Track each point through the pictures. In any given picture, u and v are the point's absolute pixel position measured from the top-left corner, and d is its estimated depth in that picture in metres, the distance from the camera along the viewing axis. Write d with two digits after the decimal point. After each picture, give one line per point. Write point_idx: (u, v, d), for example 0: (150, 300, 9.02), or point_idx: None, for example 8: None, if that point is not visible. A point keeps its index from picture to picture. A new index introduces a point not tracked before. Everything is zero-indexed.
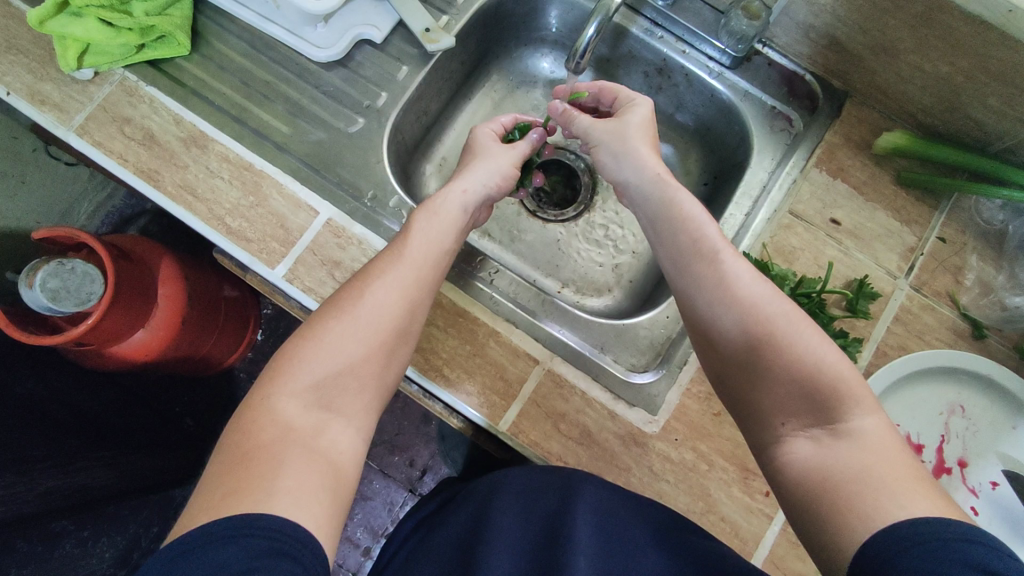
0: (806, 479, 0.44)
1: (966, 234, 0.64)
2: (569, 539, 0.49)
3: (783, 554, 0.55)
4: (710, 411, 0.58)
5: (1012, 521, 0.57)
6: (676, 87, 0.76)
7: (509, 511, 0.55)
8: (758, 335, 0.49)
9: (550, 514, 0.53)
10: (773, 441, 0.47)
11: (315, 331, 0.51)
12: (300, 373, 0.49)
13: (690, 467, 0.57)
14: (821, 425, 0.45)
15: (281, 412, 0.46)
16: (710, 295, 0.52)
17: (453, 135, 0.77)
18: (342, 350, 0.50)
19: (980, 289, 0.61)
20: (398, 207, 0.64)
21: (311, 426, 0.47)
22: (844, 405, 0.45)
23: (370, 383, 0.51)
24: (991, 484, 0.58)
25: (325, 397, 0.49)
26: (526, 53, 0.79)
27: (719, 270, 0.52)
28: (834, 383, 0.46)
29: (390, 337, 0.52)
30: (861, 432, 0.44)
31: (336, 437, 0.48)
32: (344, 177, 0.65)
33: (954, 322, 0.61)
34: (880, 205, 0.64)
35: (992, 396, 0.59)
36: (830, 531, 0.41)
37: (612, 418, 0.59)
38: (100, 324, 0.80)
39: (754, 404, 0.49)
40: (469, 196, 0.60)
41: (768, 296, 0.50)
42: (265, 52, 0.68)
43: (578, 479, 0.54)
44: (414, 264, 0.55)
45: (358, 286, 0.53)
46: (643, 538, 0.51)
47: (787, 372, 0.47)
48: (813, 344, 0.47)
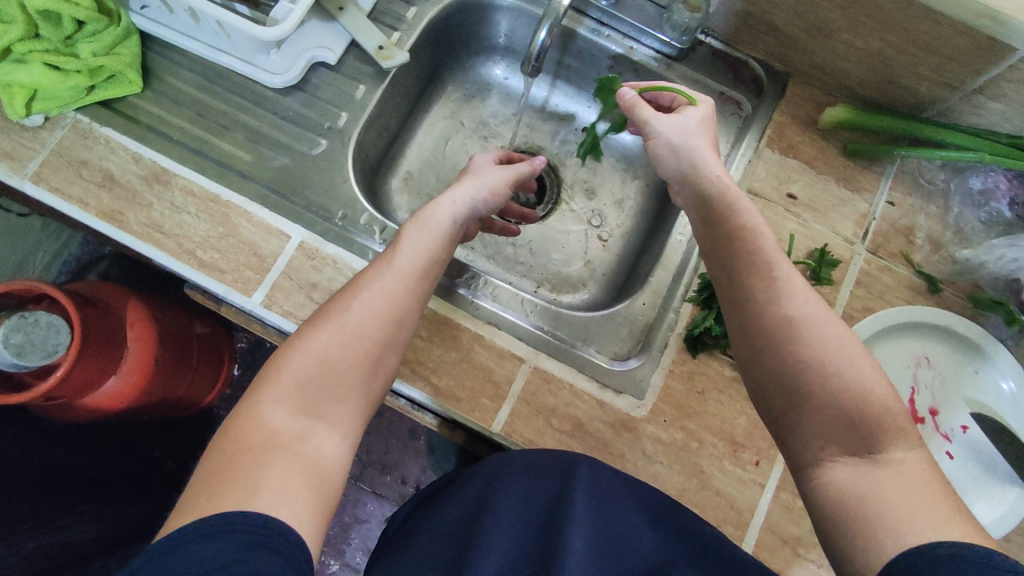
0: (840, 493, 0.46)
1: (913, 196, 0.67)
2: (566, 525, 0.51)
3: (777, 518, 0.58)
4: (694, 389, 0.61)
5: (983, 461, 0.60)
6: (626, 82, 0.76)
7: (512, 496, 0.55)
8: (802, 344, 0.48)
9: (551, 498, 0.54)
10: (814, 464, 0.48)
11: (303, 339, 0.51)
12: (287, 379, 0.49)
13: (681, 446, 0.59)
14: (860, 453, 0.46)
15: (267, 416, 0.47)
16: (761, 308, 0.50)
17: (416, 148, 0.78)
18: (327, 357, 0.50)
19: (931, 247, 0.65)
20: (370, 223, 0.64)
21: (296, 431, 0.47)
22: (887, 435, 0.46)
23: (354, 391, 0.51)
24: (962, 428, 0.61)
25: (310, 404, 0.49)
26: (479, 62, 0.80)
27: (773, 284, 0.50)
28: (879, 415, 0.46)
29: (375, 341, 0.52)
30: (901, 462, 0.45)
31: (321, 443, 0.48)
32: (312, 199, 0.64)
33: (911, 280, 0.64)
34: (831, 176, 0.68)
35: (953, 346, 0.63)
36: (852, 540, 0.44)
37: (601, 407, 0.60)
38: (70, 375, 0.79)
39: (794, 428, 0.49)
40: (459, 207, 0.59)
41: (821, 318, 0.49)
42: (218, 82, 0.67)
43: (578, 460, 0.56)
44: (402, 276, 0.54)
45: (344, 296, 0.53)
46: (638, 520, 0.54)
47: (835, 401, 0.47)
48: (864, 375, 0.48)
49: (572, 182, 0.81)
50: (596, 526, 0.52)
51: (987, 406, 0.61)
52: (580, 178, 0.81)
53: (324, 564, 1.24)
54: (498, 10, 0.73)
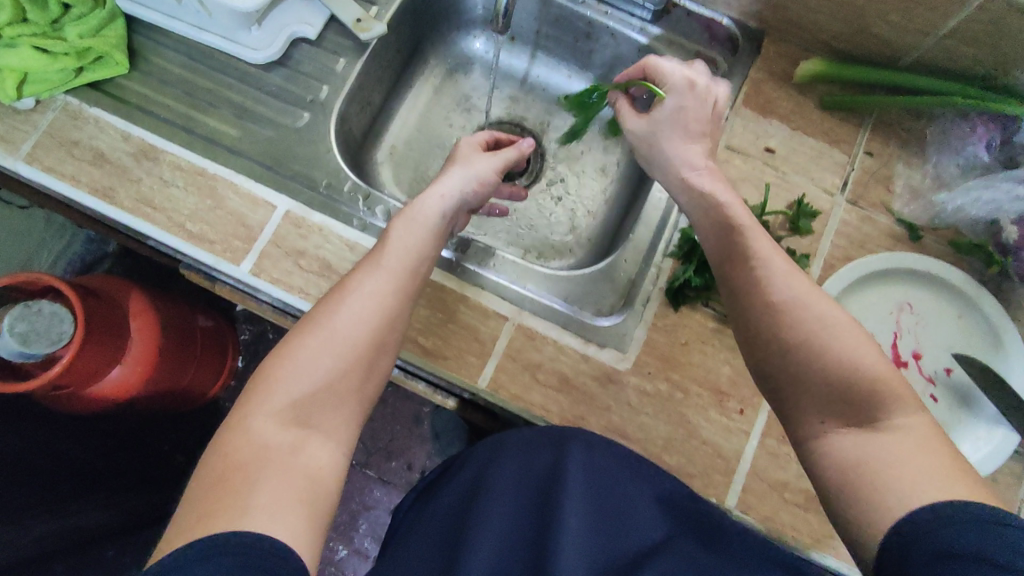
0: (841, 463, 0.44)
1: (891, 146, 0.68)
2: (561, 495, 0.52)
3: (765, 465, 0.59)
4: (677, 341, 0.61)
5: (968, 401, 0.61)
6: (604, 49, 0.77)
7: (510, 471, 0.57)
8: (794, 324, 0.47)
9: (544, 473, 0.55)
10: (817, 438, 0.46)
11: (290, 349, 0.50)
12: (276, 393, 0.47)
13: (667, 397, 0.60)
14: (861, 424, 0.44)
15: (256, 432, 0.45)
16: (752, 297, 0.49)
17: (400, 122, 0.79)
18: (317, 365, 0.49)
19: (909, 194, 0.66)
20: (354, 191, 0.65)
21: (288, 443, 0.46)
22: (888, 403, 0.44)
23: (348, 396, 0.50)
24: (945, 370, 0.62)
25: (303, 415, 0.48)
26: (459, 37, 0.81)
27: (761, 270, 0.50)
28: (878, 385, 0.44)
29: (365, 347, 0.51)
30: (906, 429, 0.43)
31: (314, 454, 0.47)
32: (297, 170, 0.66)
33: (891, 228, 0.65)
34: (809, 130, 0.68)
35: (933, 291, 0.64)
36: (857, 512, 0.42)
37: (586, 361, 0.61)
38: (75, 362, 0.81)
39: (790, 405, 0.48)
40: (448, 201, 0.60)
41: (812, 295, 0.48)
42: (204, 62, 0.69)
43: (569, 435, 0.55)
44: (392, 276, 0.54)
45: (331, 302, 0.52)
46: (636, 491, 0.54)
47: (832, 376, 0.45)
48: (864, 348, 0.45)
49: (555, 150, 0.82)
50: (588, 496, 0.53)
51: (969, 347, 0.62)
52: (563, 146, 0.82)
53: (333, 551, 1.24)
54: None
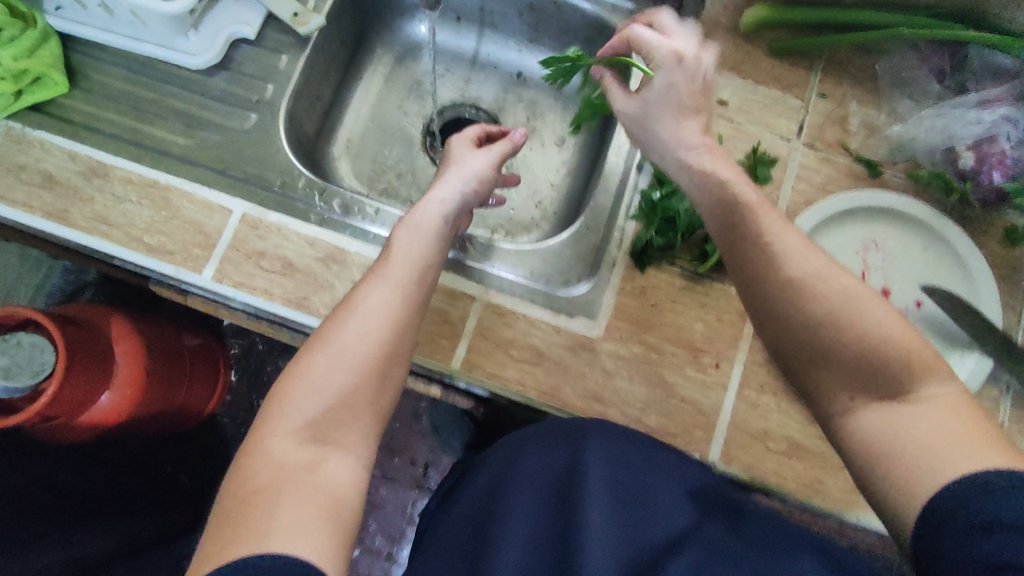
0: (868, 441, 0.44)
1: (844, 85, 0.67)
2: (582, 490, 0.52)
3: (745, 416, 0.59)
4: (647, 303, 0.61)
5: (941, 331, 0.61)
6: (550, 18, 0.74)
7: (529, 466, 0.57)
8: (816, 301, 0.46)
9: (562, 468, 0.55)
10: (842, 418, 0.46)
11: (302, 367, 0.50)
12: (291, 413, 0.47)
13: (642, 359, 0.60)
14: (889, 397, 0.44)
15: (274, 452, 0.45)
16: (769, 276, 0.48)
17: (353, 115, 0.78)
18: (330, 381, 0.49)
19: (865, 132, 0.66)
20: (310, 186, 0.65)
21: (306, 462, 0.46)
22: (913, 375, 0.44)
23: (364, 410, 0.50)
24: (916, 304, 0.62)
25: (319, 432, 0.47)
26: (404, 23, 0.80)
27: (777, 248, 0.48)
28: (904, 357, 0.44)
29: (375, 361, 0.51)
30: (935, 399, 0.43)
31: (334, 471, 0.46)
32: (250, 172, 0.65)
33: (851, 167, 0.65)
34: (760, 78, 0.68)
35: (897, 226, 0.63)
36: (894, 485, 0.42)
37: (557, 332, 0.60)
38: (60, 392, 0.81)
39: (815, 384, 0.47)
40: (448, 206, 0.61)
41: (830, 271, 0.47)
42: (145, 73, 0.68)
43: (586, 427, 0.55)
44: (397, 285, 0.54)
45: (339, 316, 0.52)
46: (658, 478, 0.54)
47: (858, 351, 0.45)
48: (885, 321, 0.45)
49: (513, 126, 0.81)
50: (610, 487, 0.52)
51: (937, 278, 0.62)
52: (520, 123, 0.81)
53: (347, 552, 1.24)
54: None
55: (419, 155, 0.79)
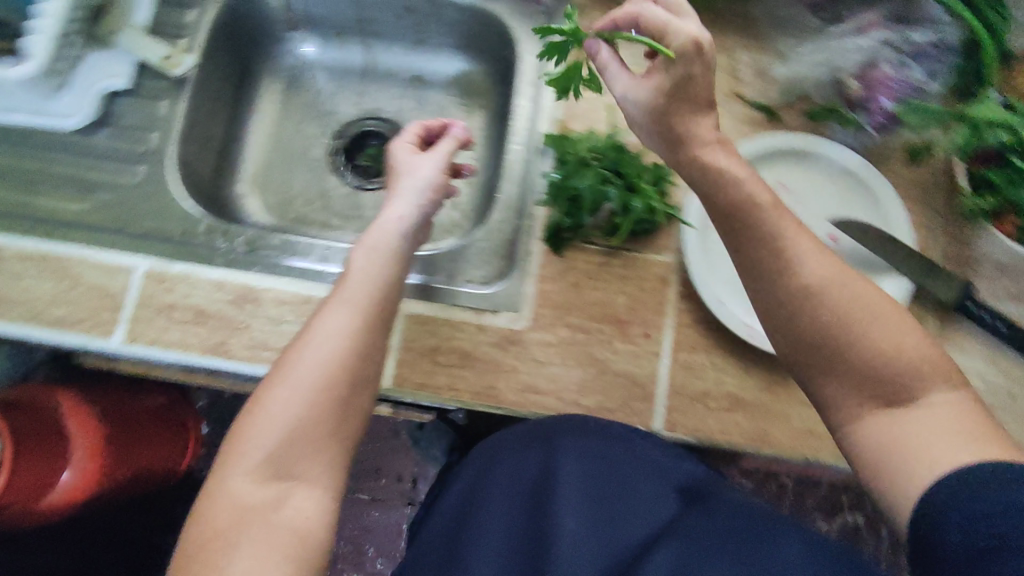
0: (870, 445, 0.45)
1: (729, 34, 0.67)
2: (554, 493, 0.57)
3: (681, 379, 0.59)
4: (567, 285, 0.61)
5: (861, 262, 0.61)
6: (431, 17, 0.74)
7: (503, 471, 0.61)
8: (823, 311, 0.46)
9: (536, 474, 0.59)
10: (848, 422, 0.46)
11: (262, 400, 0.48)
12: (250, 450, 0.46)
13: (571, 341, 0.59)
14: (894, 403, 0.45)
15: (234, 492, 0.45)
16: (781, 282, 0.47)
17: (251, 148, 0.76)
18: (291, 415, 0.47)
19: (756, 77, 0.65)
20: (210, 227, 0.64)
21: (268, 500, 0.46)
22: (916, 381, 0.45)
23: (330, 441, 0.49)
24: (831, 239, 0.62)
25: (282, 468, 0.47)
26: (285, 46, 0.79)
27: (785, 253, 0.47)
28: (907, 363, 0.45)
29: (338, 392, 0.49)
30: (937, 404, 0.44)
31: (299, 505, 0.47)
32: (149, 226, 0.63)
33: (748, 114, 0.65)
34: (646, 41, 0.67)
35: (801, 166, 0.64)
36: (893, 487, 0.44)
37: (482, 330, 0.60)
38: (12, 482, 0.74)
39: (818, 389, 0.47)
40: (406, 220, 0.58)
41: (837, 275, 0.47)
42: (21, 142, 0.65)
43: (557, 429, 0.58)
44: (354, 309, 0.52)
45: (297, 346, 0.50)
46: (631, 472, 0.58)
47: (861, 359, 0.45)
48: (890, 329, 0.46)
49: None
50: (581, 488, 0.57)
51: (846, 210, 0.62)
52: None
53: None
54: None
55: (328, 177, 0.77)
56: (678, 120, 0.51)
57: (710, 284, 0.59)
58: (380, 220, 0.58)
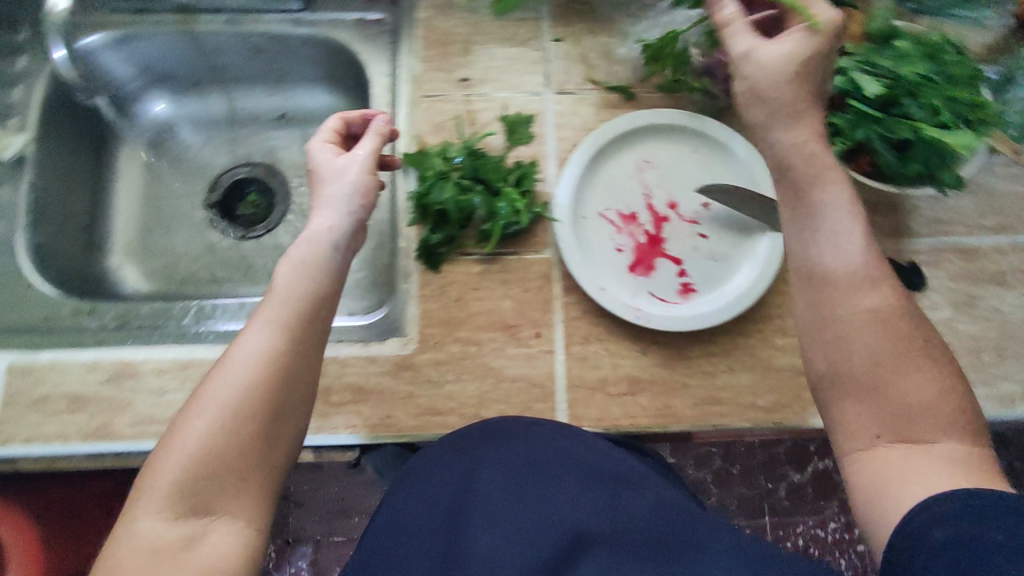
0: (871, 465, 0.42)
1: (573, 23, 0.67)
2: (472, 505, 0.53)
3: (577, 372, 0.59)
4: (451, 300, 0.60)
5: (730, 224, 0.62)
6: (281, 52, 0.72)
7: (418, 496, 0.55)
8: (880, 340, 0.43)
9: (454, 493, 0.54)
10: (858, 450, 0.43)
11: (179, 429, 0.42)
12: (163, 483, 0.41)
13: (463, 355, 0.59)
14: (910, 443, 0.41)
15: (141, 531, 0.40)
16: (844, 293, 0.44)
17: (122, 216, 0.74)
18: (210, 444, 0.42)
19: (606, 61, 0.66)
20: (75, 309, 0.62)
21: (181, 538, 0.40)
22: (938, 424, 0.41)
23: (254, 469, 0.43)
24: (703, 207, 0.63)
25: (199, 500, 0.41)
26: (140, 105, 0.76)
27: (844, 263, 0.44)
28: (939, 407, 0.42)
29: (264, 414, 0.44)
30: (944, 450, 0.41)
31: (218, 541, 0.41)
32: (8, 319, 0.60)
33: (604, 98, 0.65)
34: (494, 42, 0.66)
35: (664, 141, 0.64)
36: (879, 505, 0.41)
37: (373, 361, 0.59)
38: None
39: (838, 409, 0.44)
40: (336, 230, 0.51)
41: (893, 307, 0.44)
42: None
43: (477, 440, 0.55)
44: (279, 328, 0.46)
45: (219, 369, 0.45)
46: (557, 472, 0.54)
47: (896, 390, 0.42)
48: (925, 375, 0.42)
49: (293, 167, 0.77)
50: (500, 497, 0.53)
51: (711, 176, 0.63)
52: (299, 163, 0.77)
53: None
54: (104, 49, 0.68)
55: (210, 232, 0.75)
56: (802, 88, 0.47)
57: (591, 273, 0.59)
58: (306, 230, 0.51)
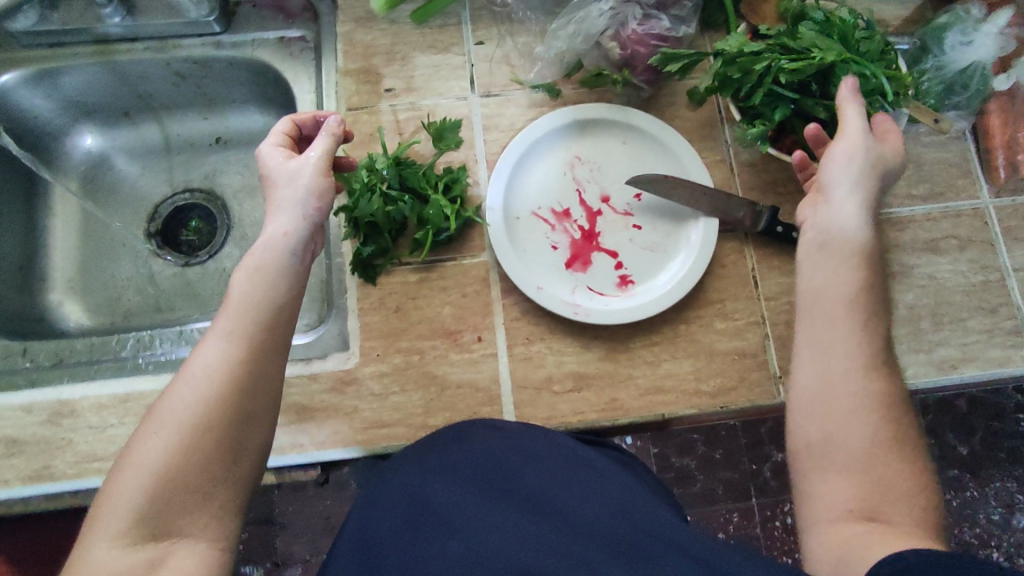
0: (832, 544, 0.39)
1: (494, 27, 0.67)
2: (429, 521, 0.42)
3: (521, 373, 0.59)
4: (390, 311, 0.60)
5: (664, 212, 0.63)
6: (205, 75, 0.71)
7: (358, 526, 0.44)
8: (862, 408, 0.42)
9: (405, 512, 0.43)
10: (822, 523, 0.41)
11: (135, 449, 0.39)
12: (116, 510, 0.37)
13: (406, 365, 0.59)
14: (877, 518, 0.39)
15: (95, 560, 0.36)
16: (836, 351, 0.44)
17: (59, 253, 0.73)
18: (168, 463, 0.39)
19: (528, 62, 0.66)
20: (6, 351, 0.62)
21: (141, 565, 0.36)
22: (899, 506, 0.40)
23: (218, 485, 0.40)
24: (635, 198, 0.63)
25: (159, 524, 0.38)
26: (70, 140, 0.75)
27: (842, 313, 0.45)
28: (902, 488, 0.40)
29: (232, 424, 0.41)
30: (904, 527, 0.39)
31: (180, 565, 0.37)
32: None
33: (530, 98, 0.65)
34: (416, 51, 0.66)
35: (592, 137, 0.64)
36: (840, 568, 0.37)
37: (315, 379, 0.58)
38: None
39: (812, 477, 0.42)
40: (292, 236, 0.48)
41: (877, 383, 0.44)
42: None
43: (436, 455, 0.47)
44: (236, 337, 0.43)
45: (176, 382, 0.41)
46: (528, 478, 0.44)
47: (870, 460, 0.41)
48: (900, 452, 0.42)
49: (231, 190, 0.77)
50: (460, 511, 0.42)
51: (641, 167, 0.64)
52: (238, 185, 0.77)
53: None
54: (22, 86, 0.68)
55: (152, 262, 0.74)
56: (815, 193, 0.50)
57: (526, 273, 0.59)
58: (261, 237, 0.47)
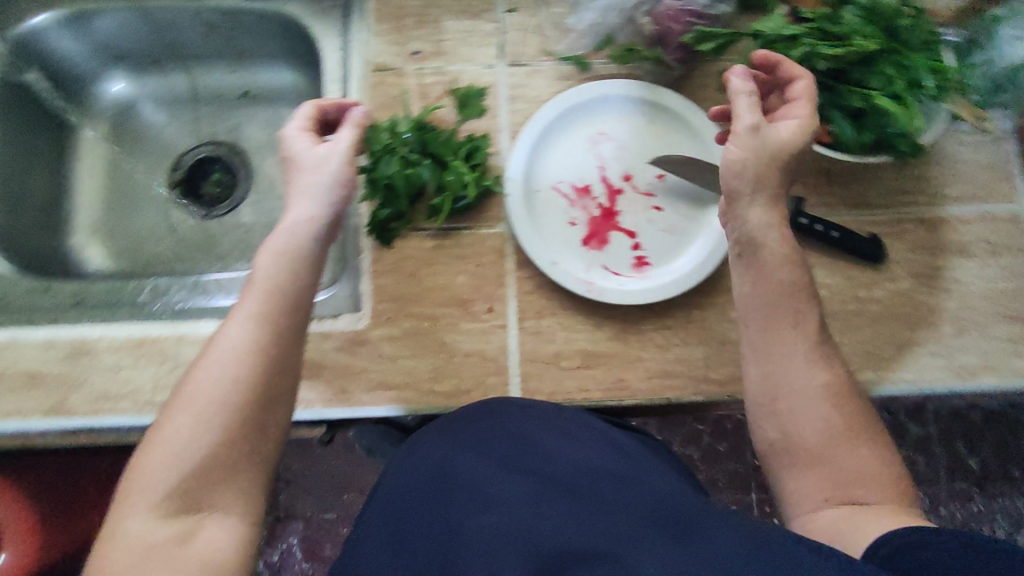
0: (817, 533, 0.42)
1: None
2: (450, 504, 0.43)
3: (531, 347, 0.59)
4: (404, 276, 0.60)
5: (686, 195, 0.62)
6: (234, 27, 0.71)
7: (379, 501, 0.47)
8: (817, 399, 0.45)
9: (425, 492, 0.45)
10: (804, 512, 0.44)
11: (163, 426, 0.40)
12: (151, 484, 0.38)
13: (416, 331, 0.59)
14: (848, 498, 0.43)
15: (132, 530, 0.37)
16: (791, 356, 0.46)
17: (84, 197, 0.74)
18: (199, 439, 0.39)
19: (560, 32, 0.65)
20: (29, 287, 0.63)
21: (174, 535, 0.37)
22: (865, 482, 0.43)
23: (245, 460, 0.41)
24: (658, 178, 0.62)
25: (191, 498, 0.39)
26: (100, 86, 0.76)
27: (797, 312, 0.47)
28: (865, 464, 0.44)
29: (256, 399, 0.42)
30: (871, 499, 0.42)
31: (214, 536, 0.38)
32: None
33: (559, 70, 0.64)
34: (448, 14, 0.65)
35: (619, 113, 0.63)
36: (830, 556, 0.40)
37: (326, 337, 0.58)
38: None
39: (786, 474, 0.45)
40: (316, 218, 0.48)
41: (829, 370, 0.47)
42: None
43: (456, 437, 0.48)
44: (260, 314, 0.43)
45: (201, 360, 0.42)
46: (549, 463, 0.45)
47: (830, 445, 0.44)
48: (856, 430, 0.45)
49: (255, 146, 0.77)
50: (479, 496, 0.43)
51: (666, 147, 0.63)
52: (262, 141, 0.77)
53: None
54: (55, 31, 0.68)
55: (174, 213, 0.75)
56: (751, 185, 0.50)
57: (542, 247, 0.58)
58: (285, 220, 0.48)
